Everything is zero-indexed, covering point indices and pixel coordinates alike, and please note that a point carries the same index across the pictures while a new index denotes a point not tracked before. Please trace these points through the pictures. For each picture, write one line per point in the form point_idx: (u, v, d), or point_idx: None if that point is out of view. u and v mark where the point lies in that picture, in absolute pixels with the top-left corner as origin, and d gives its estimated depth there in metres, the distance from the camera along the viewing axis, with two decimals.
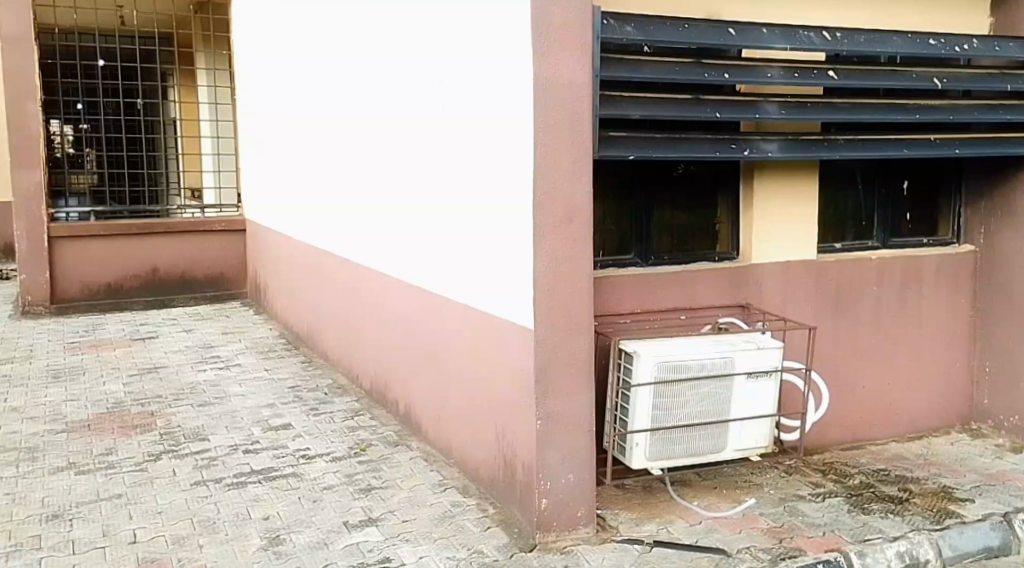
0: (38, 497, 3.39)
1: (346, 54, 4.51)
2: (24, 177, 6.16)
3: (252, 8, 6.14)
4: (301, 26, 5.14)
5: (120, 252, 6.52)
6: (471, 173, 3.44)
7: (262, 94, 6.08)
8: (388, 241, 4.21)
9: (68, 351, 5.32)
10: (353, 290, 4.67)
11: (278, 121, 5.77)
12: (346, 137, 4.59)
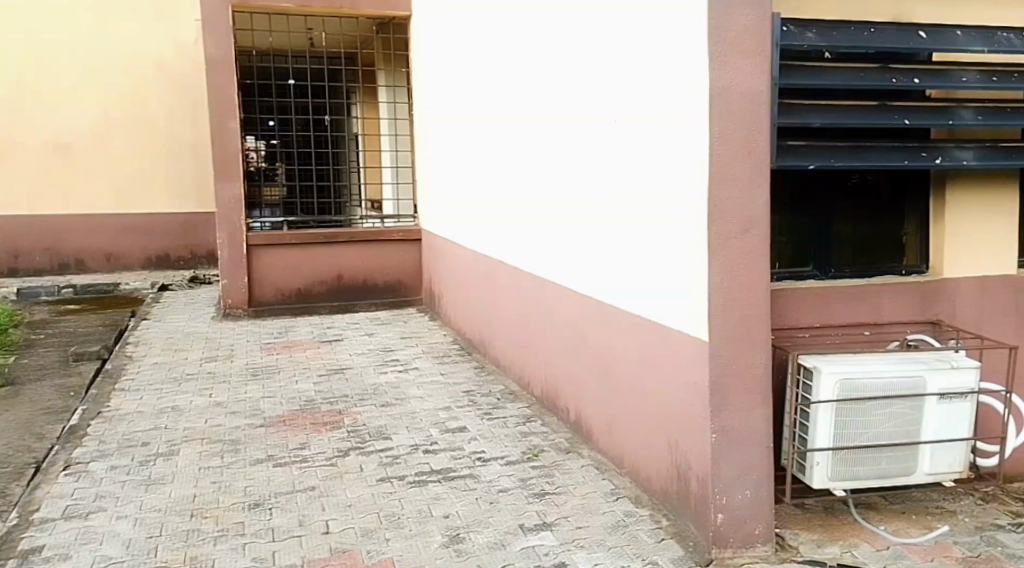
0: (242, 486, 3.65)
1: (524, 65, 4.59)
2: (225, 191, 6.61)
3: (431, 26, 6.37)
4: (478, 41, 5.30)
5: (308, 260, 6.91)
6: (646, 182, 3.44)
7: (438, 108, 6.29)
8: (563, 251, 4.23)
9: (264, 351, 5.71)
10: (526, 298, 4.75)
11: (453, 134, 5.96)
12: (524, 146, 4.65)
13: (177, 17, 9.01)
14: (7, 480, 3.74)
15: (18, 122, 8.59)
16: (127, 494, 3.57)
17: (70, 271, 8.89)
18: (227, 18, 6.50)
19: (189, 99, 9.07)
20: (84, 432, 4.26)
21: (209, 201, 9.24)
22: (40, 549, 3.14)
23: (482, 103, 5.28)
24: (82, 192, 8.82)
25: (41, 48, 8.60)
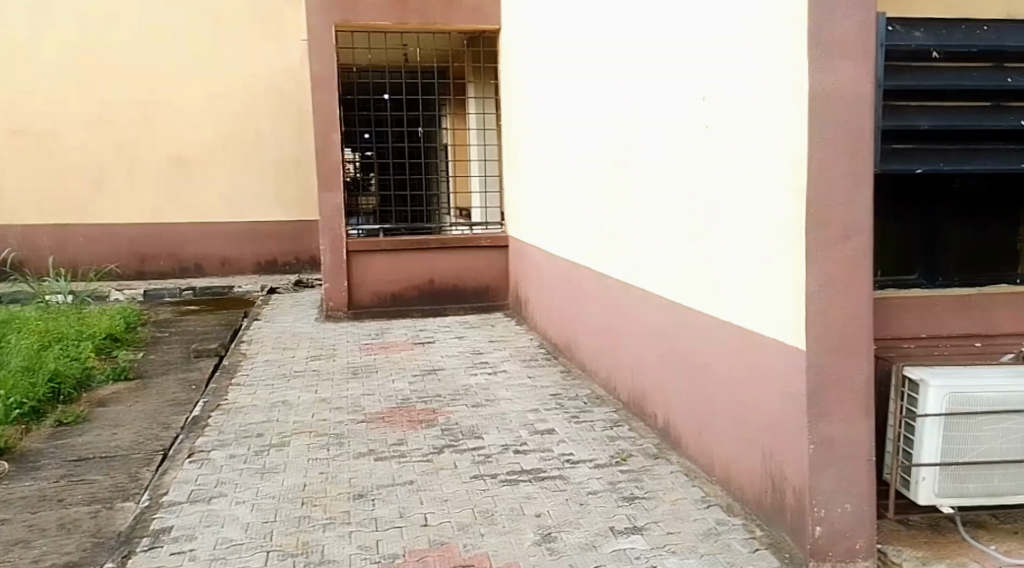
0: (347, 477, 3.86)
1: (602, 82, 4.65)
2: (326, 201, 6.83)
3: (518, 33, 6.45)
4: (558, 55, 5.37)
5: (403, 265, 7.06)
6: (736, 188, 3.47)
7: (521, 115, 6.37)
8: (666, 264, 4.09)
9: (362, 351, 5.96)
10: (623, 314, 4.63)
11: (534, 144, 6.03)
12: (604, 158, 4.69)
13: (280, 27, 9.02)
14: (138, 465, 4.10)
15: (134, 136, 8.84)
16: (245, 480, 3.83)
17: (191, 275, 9.07)
18: (330, 36, 6.74)
19: (291, 108, 9.11)
20: (205, 423, 4.58)
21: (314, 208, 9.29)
22: (169, 529, 3.42)
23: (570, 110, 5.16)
24: (193, 202, 9.02)
25: (152, 64, 8.81)
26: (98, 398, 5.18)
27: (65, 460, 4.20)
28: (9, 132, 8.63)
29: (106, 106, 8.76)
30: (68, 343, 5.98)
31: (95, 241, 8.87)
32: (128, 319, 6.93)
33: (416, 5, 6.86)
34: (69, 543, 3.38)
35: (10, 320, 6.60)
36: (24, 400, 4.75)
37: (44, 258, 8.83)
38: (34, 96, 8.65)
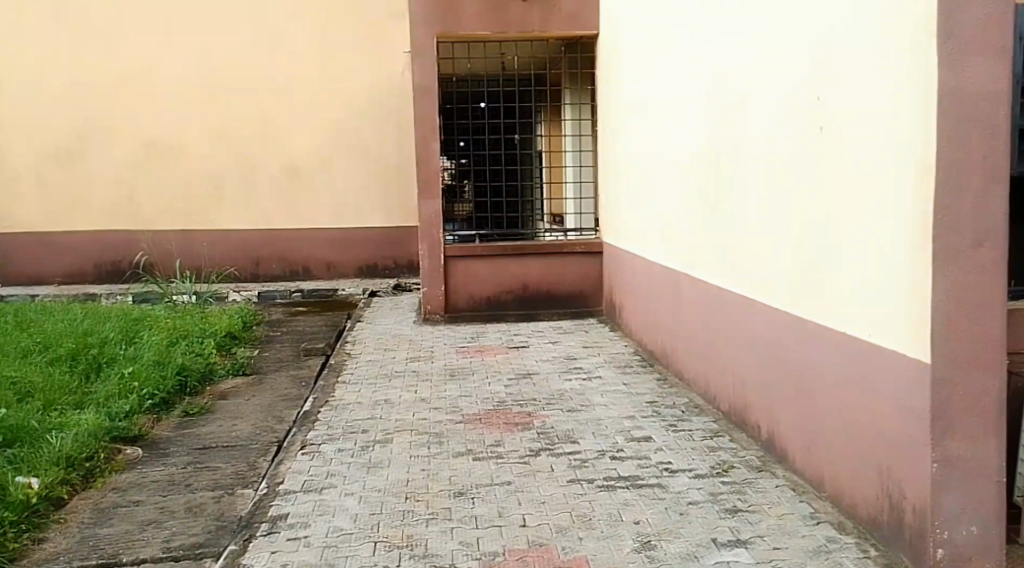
0: (447, 475, 4.11)
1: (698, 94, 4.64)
2: (426, 208, 6.91)
3: (613, 37, 6.34)
4: (653, 64, 5.36)
5: (498, 270, 7.02)
6: (840, 193, 3.40)
7: (617, 120, 6.29)
8: (792, 277, 3.78)
9: (459, 353, 6.04)
10: (740, 332, 4.33)
11: (630, 150, 5.98)
12: (700, 169, 4.67)
13: (382, 31, 8.89)
14: (255, 455, 4.49)
15: (245, 146, 8.93)
16: (352, 473, 4.16)
17: (299, 278, 9.13)
18: (432, 47, 6.79)
19: (392, 113, 8.96)
20: (316, 418, 4.99)
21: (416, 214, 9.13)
22: (285, 517, 3.68)
23: (683, 115, 4.88)
24: (299, 208, 9.03)
25: (259, 72, 8.86)
26: (219, 392, 5.62)
27: (191, 448, 4.62)
28: (129, 141, 8.88)
29: (233, 117, 8.89)
30: (191, 339, 6.30)
31: (212, 246, 9.05)
32: (244, 318, 7.18)
33: (517, 14, 6.81)
34: (196, 526, 3.67)
35: (141, 318, 6.90)
36: (155, 391, 5.24)
37: (171, 261, 9.06)
38: (157, 108, 8.85)
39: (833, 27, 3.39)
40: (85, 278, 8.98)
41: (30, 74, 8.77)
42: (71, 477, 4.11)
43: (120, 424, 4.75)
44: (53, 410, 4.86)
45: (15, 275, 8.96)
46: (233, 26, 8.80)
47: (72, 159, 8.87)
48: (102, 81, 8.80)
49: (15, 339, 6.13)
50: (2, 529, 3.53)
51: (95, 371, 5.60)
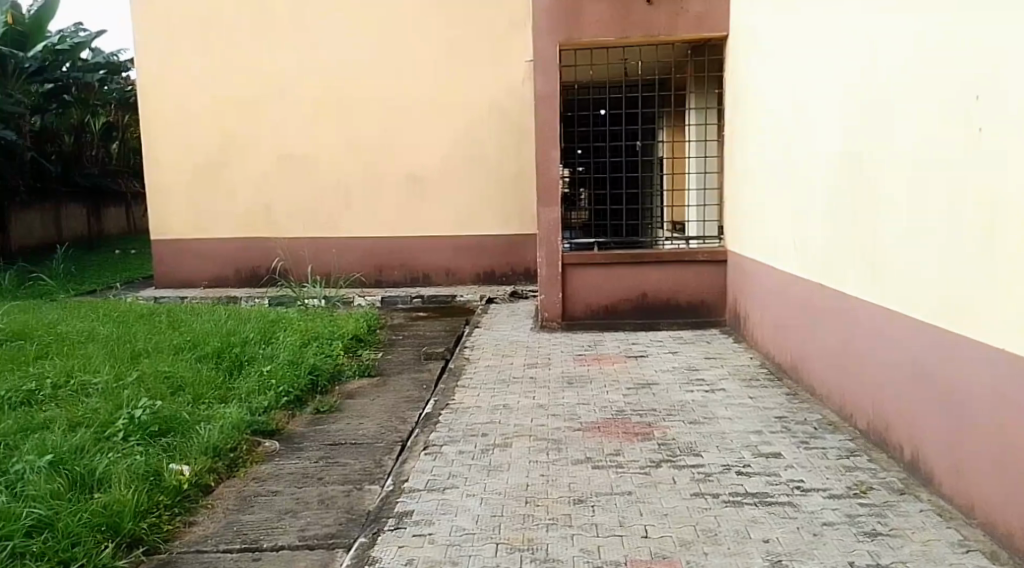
0: (566, 482, 4.08)
1: (834, 96, 4.46)
2: (543, 215, 6.82)
3: (743, 37, 6.13)
4: (786, 65, 5.17)
5: (616, 278, 6.87)
6: (997, 198, 3.18)
7: (746, 124, 6.08)
8: (939, 287, 3.53)
9: (576, 361, 5.94)
10: (881, 348, 4.07)
11: (759, 154, 5.76)
12: (835, 174, 4.48)
13: (504, 39, 8.87)
14: (381, 453, 4.63)
15: (372, 156, 9.08)
16: (473, 475, 4.18)
17: (420, 284, 9.21)
18: (555, 54, 6.76)
19: (514, 121, 8.94)
20: (437, 420, 5.00)
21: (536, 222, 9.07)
22: (410, 513, 3.83)
23: (820, 119, 4.65)
24: (421, 216, 9.12)
25: (385, 82, 8.98)
26: (346, 391, 5.73)
27: (322, 443, 4.78)
28: (263, 152, 9.16)
29: (366, 132, 9.05)
30: (322, 341, 6.42)
31: (339, 253, 9.25)
32: (369, 321, 7.24)
33: (642, 16, 6.68)
34: (328, 517, 3.90)
35: (278, 320, 7.10)
36: (290, 388, 5.39)
37: (303, 268, 9.29)
38: (292, 121, 9.09)
39: (1006, 21, 3.13)
40: (228, 282, 9.37)
41: (180, 90, 9.15)
42: (216, 465, 4.32)
43: (259, 418, 4.91)
44: (200, 403, 5.02)
45: (163, 279, 9.43)
46: (361, 37, 8.94)
47: (211, 169, 9.22)
48: (239, 94, 9.11)
49: (166, 338, 6.32)
50: (157, 511, 3.78)
51: (237, 368, 5.76)
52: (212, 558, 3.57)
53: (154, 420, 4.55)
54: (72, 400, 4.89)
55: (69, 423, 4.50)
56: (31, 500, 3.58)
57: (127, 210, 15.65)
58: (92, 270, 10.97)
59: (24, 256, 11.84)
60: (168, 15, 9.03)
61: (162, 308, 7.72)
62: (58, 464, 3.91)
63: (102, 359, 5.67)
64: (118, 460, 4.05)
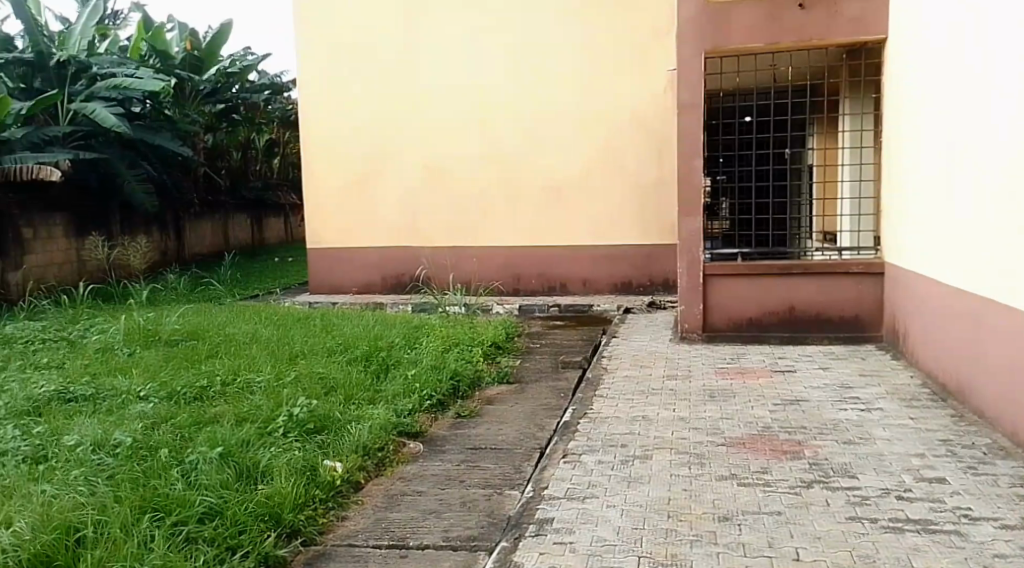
0: (711, 498, 4.00)
1: (1009, 98, 4.23)
2: (685, 225, 6.73)
3: (905, 40, 5.87)
4: (953, 69, 4.94)
5: (762, 291, 6.70)
6: None
7: (906, 131, 5.82)
8: None
9: (719, 374, 5.83)
10: None
11: (921, 163, 5.52)
12: (1009, 180, 4.25)
13: (647, 49, 8.82)
14: (520, 459, 4.65)
15: (512, 166, 9.18)
16: (613, 486, 4.15)
17: (557, 293, 9.24)
18: (701, 64, 6.67)
19: (655, 131, 8.86)
20: (576, 428, 4.99)
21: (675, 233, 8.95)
22: (551, 521, 3.83)
23: (990, 127, 4.43)
24: (560, 227, 9.16)
25: (527, 93, 9.09)
26: (486, 397, 5.80)
27: (463, 447, 4.84)
28: (406, 162, 9.40)
29: (506, 143, 9.17)
30: (462, 347, 6.52)
31: (480, 262, 9.38)
32: (507, 329, 7.31)
33: (794, 22, 6.51)
34: (470, 519, 3.95)
35: (421, 326, 7.26)
36: (433, 392, 5.51)
37: (444, 276, 9.48)
38: (436, 131, 9.31)
39: None
40: (374, 289, 9.63)
41: (328, 103, 9.52)
42: (366, 463, 4.44)
43: (405, 419, 5.03)
44: (349, 403, 5.18)
45: (314, 285, 9.80)
46: (505, 50, 9.09)
47: (358, 180, 9.53)
48: (385, 106, 9.40)
49: (319, 341, 6.57)
50: (314, 504, 3.92)
51: (383, 371, 5.92)
52: (363, 552, 3.67)
53: (310, 418, 4.74)
54: (237, 396, 5.15)
55: (235, 418, 4.73)
56: (204, 489, 3.77)
57: (285, 220, 16.28)
58: (254, 276, 11.52)
59: (195, 262, 12.50)
60: (321, 31, 9.43)
61: (315, 312, 8.01)
62: (227, 456, 4.11)
63: (262, 359, 5.94)
64: (279, 454, 4.23)
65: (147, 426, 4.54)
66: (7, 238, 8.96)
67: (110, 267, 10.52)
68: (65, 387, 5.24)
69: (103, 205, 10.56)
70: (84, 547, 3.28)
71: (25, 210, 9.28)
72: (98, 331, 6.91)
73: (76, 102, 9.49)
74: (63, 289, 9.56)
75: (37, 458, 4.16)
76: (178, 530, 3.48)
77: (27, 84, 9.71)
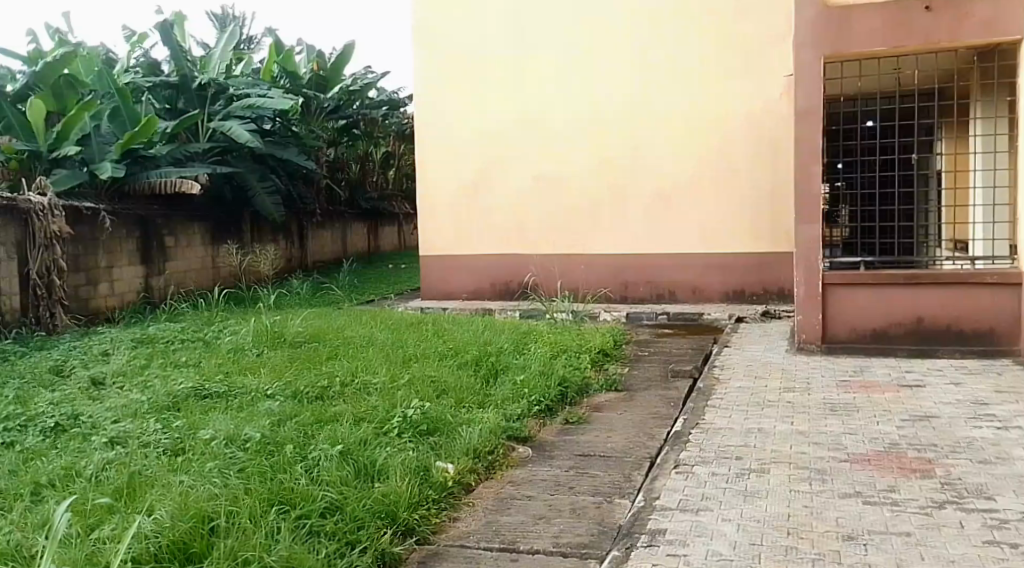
0: (834, 516, 3.84)
1: None
2: (803, 233, 6.53)
3: None
4: None
5: (887, 301, 6.44)
6: None
7: None
8: None
9: (840, 388, 5.62)
10: None
11: None
12: None
13: (763, 52, 8.63)
14: (630, 468, 4.56)
15: (622, 173, 9.10)
16: (728, 499, 4.03)
17: (666, 301, 9.10)
18: (820, 68, 6.47)
19: (771, 136, 8.65)
20: (688, 438, 4.88)
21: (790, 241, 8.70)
22: (664, 532, 3.74)
23: None
24: (670, 234, 9.02)
25: (638, 100, 9.02)
26: (595, 404, 5.73)
27: (572, 453, 4.79)
28: (515, 169, 9.43)
29: (616, 150, 9.10)
30: (570, 354, 6.46)
31: (587, 269, 9.32)
32: (615, 336, 7.23)
33: (921, 25, 6.23)
34: (581, 526, 3.89)
35: (529, 332, 7.24)
36: (543, 397, 5.48)
37: (552, 283, 9.44)
38: (545, 139, 9.32)
39: None
40: (483, 295, 9.67)
41: (440, 111, 9.65)
42: (477, 466, 4.44)
43: (513, 424, 5.01)
44: (461, 406, 5.20)
45: (424, 291, 9.90)
46: (617, 57, 9.06)
47: (468, 187, 9.61)
48: (495, 114, 9.46)
49: (431, 345, 6.63)
50: (428, 504, 3.93)
51: (493, 376, 5.92)
52: (474, 553, 3.65)
53: (423, 420, 4.78)
54: (356, 396, 5.23)
55: (354, 418, 4.80)
56: (326, 484, 3.84)
57: (399, 227, 16.53)
58: (369, 282, 11.74)
59: (316, 269, 12.78)
60: (436, 39, 9.59)
61: (427, 317, 8.08)
62: (346, 454, 4.17)
63: (377, 362, 6.03)
64: (395, 454, 4.27)
65: (273, 423, 4.65)
66: (151, 246, 9.38)
67: (242, 273, 10.89)
68: (200, 384, 5.43)
69: (234, 214, 10.96)
70: (217, 535, 3.34)
71: (170, 221, 9.67)
72: (230, 333, 7.14)
73: (215, 121, 10.04)
74: (200, 293, 9.95)
75: (176, 450, 4.31)
76: (302, 523, 3.54)
77: (173, 106, 10.33)
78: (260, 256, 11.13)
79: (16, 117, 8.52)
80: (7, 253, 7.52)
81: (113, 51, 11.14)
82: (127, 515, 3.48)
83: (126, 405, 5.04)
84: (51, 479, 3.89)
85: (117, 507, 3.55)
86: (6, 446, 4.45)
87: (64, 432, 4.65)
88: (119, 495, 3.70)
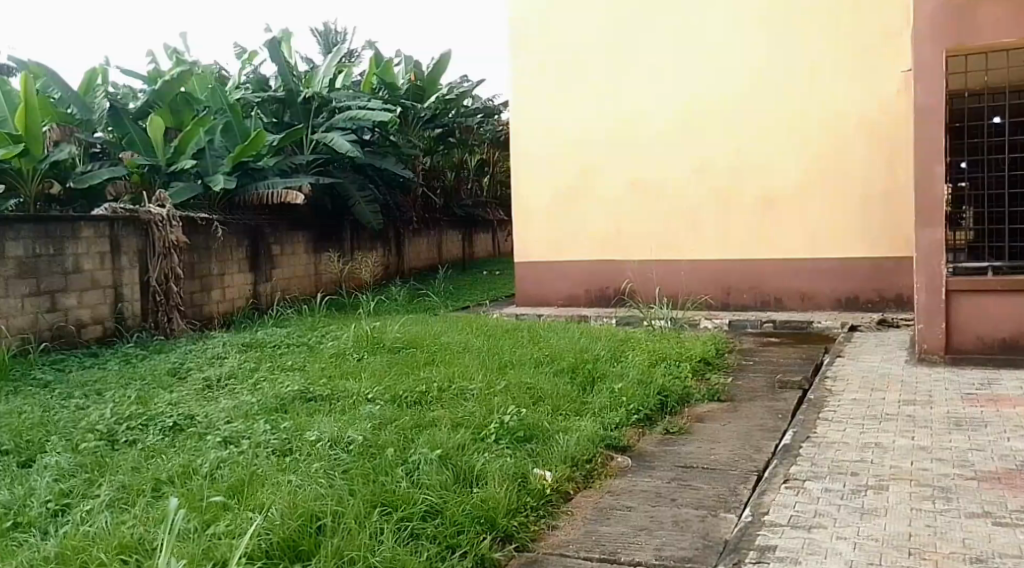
0: (959, 536, 3.56)
1: None
2: (925, 237, 6.20)
3: None
4: None
5: (1018, 308, 6.05)
6: None
7: None
8: None
9: (966, 402, 5.27)
10: None
11: None
12: None
13: (880, 48, 8.24)
14: (737, 481, 4.34)
15: (723, 178, 8.85)
16: (844, 517, 3.78)
17: (771, 309, 8.78)
18: (941, 63, 6.12)
19: (885, 137, 8.26)
20: (797, 452, 4.63)
21: (907, 247, 8.28)
22: (773, 548, 3.52)
23: None
24: (775, 239, 8.73)
25: (740, 103, 8.76)
26: (696, 414, 5.51)
27: (674, 464, 4.60)
28: (612, 174, 9.27)
29: (718, 154, 8.86)
30: (669, 363, 6.24)
31: (687, 276, 9.07)
32: (718, 345, 6.97)
33: None
34: (684, 540, 3.69)
35: (627, 340, 7.05)
36: (641, 407, 5.30)
37: (651, 289, 9.22)
38: (643, 143, 9.14)
39: None
40: (578, 302, 9.52)
41: (536, 118, 9.57)
42: (575, 473, 4.29)
43: (612, 432, 4.85)
44: (558, 414, 5.05)
45: (520, 298, 9.81)
46: (718, 59, 8.83)
47: (565, 195, 9.50)
48: (592, 119, 9.33)
49: (527, 352, 6.51)
50: (525, 511, 3.79)
51: (590, 384, 5.76)
52: (575, 563, 3.50)
53: (521, 426, 4.66)
54: (452, 402, 5.13)
55: (451, 422, 4.72)
56: (426, 487, 3.76)
57: (493, 235, 16.51)
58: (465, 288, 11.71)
59: (413, 275, 12.83)
60: (533, 45, 9.54)
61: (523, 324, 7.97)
62: (446, 458, 4.09)
63: (473, 368, 5.93)
64: (492, 459, 4.15)
65: (374, 427, 4.59)
66: (259, 253, 9.55)
67: (342, 279, 11.01)
68: (305, 387, 5.44)
69: (336, 223, 11.09)
70: (325, 534, 3.29)
71: (274, 227, 9.83)
72: (332, 339, 7.15)
73: (318, 133, 10.18)
74: (304, 299, 10.07)
75: (284, 450, 4.30)
76: (404, 526, 3.47)
77: (280, 119, 10.55)
78: (360, 264, 11.23)
79: (137, 132, 8.73)
80: (128, 261, 7.75)
81: (225, 68, 11.45)
82: (241, 512, 3.46)
83: (237, 406, 5.08)
84: (169, 477, 3.90)
85: (231, 505, 3.54)
86: (129, 444, 4.51)
87: (181, 431, 4.69)
88: (232, 493, 3.69)
